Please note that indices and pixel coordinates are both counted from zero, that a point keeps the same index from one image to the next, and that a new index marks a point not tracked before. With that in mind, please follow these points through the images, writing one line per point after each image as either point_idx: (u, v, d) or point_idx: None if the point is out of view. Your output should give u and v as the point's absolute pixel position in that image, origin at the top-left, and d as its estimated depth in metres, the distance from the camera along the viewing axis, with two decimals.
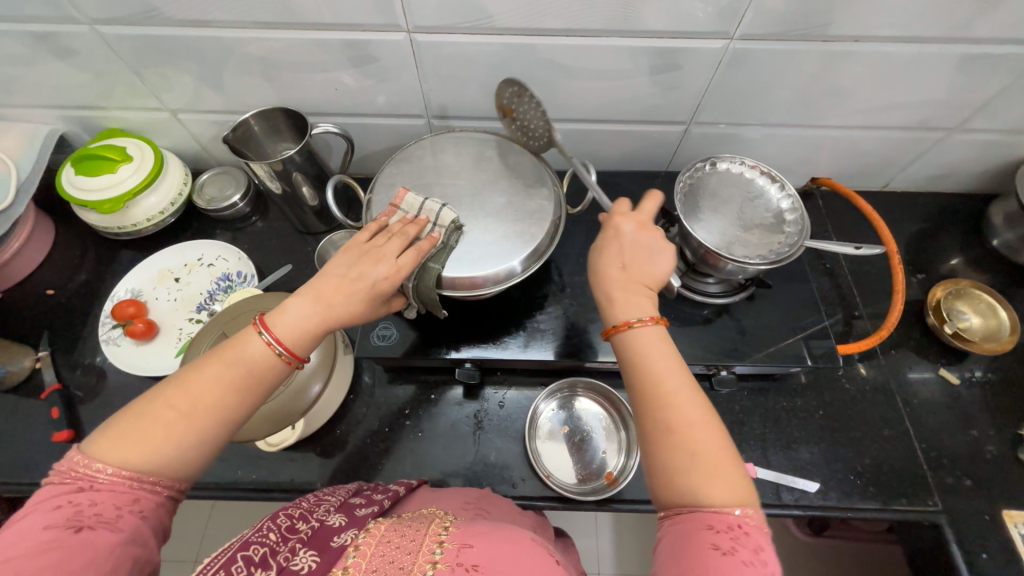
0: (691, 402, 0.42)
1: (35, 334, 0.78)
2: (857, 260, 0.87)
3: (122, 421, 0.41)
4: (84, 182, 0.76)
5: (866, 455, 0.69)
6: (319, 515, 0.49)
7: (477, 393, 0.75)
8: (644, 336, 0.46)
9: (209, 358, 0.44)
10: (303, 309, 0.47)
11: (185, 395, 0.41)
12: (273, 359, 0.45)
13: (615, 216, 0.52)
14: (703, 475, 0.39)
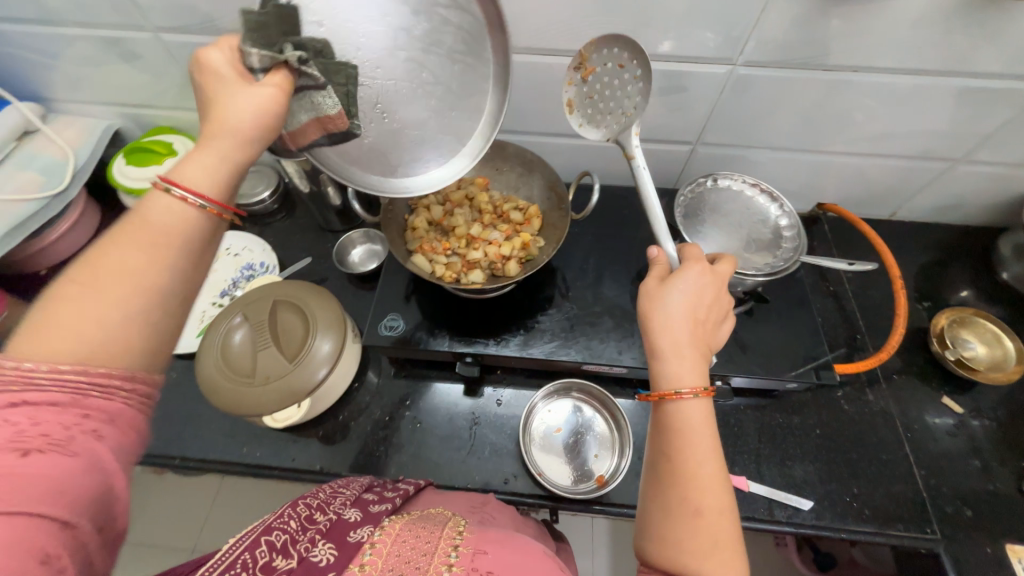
0: (713, 492, 0.43)
1: None
2: (862, 284, 0.87)
3: (38, 319, 0.33)
4: (133, 171, 0.84)
5: (863, 477, 0.68)
6: (334, 508, 0.50)
7: (476, 390, 0.77)
8: (691, 410, 0.46)
9: (115, 231, 0.36)
10: (208, 162, 0.39)
11: (98, 270, 0.34)
12: (193, 214, 0.37)
13: (700, 267, 0.53)
14: (712, 558, 0.41)
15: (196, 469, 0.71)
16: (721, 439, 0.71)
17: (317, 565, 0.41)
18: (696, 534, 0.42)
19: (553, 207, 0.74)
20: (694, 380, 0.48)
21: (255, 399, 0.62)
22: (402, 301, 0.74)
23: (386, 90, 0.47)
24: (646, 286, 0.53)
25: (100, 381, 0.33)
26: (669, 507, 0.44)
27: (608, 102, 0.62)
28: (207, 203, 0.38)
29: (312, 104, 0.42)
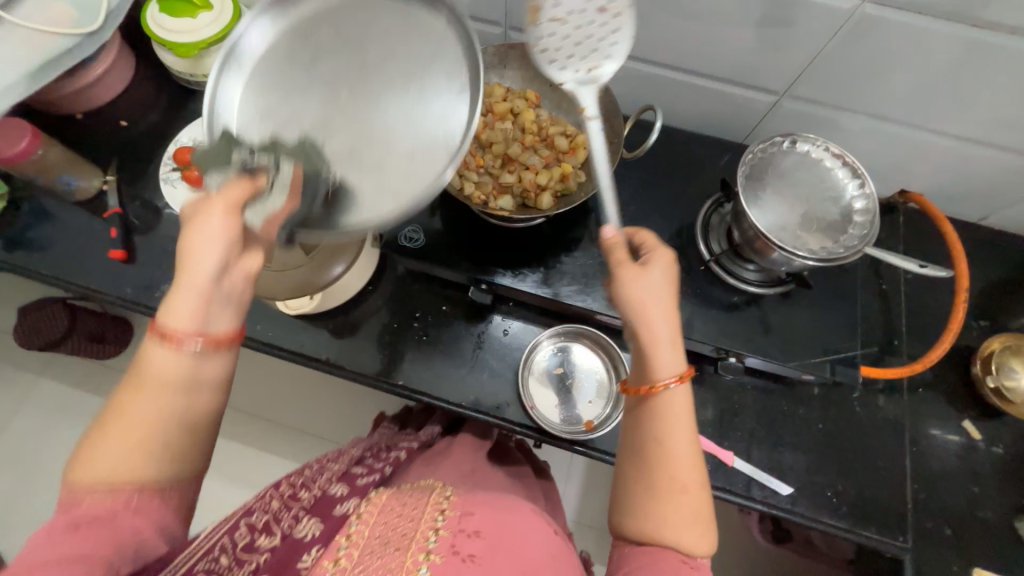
0: (688, 469, 0.47)
1: (105, 158, 0.84)
2: (919, 289, 0.79)
3: (73, 456, 0.38)
4: (167, 22, 0.78)
5: (852, 477, 0.67)
6: (321, 485, 0.58)
7: (486, 317, 0.77)
8: (673, 397, 0.48)
9: (126, 384, 0.39)
10: (189, 298, 0.40)
11: (122, 419, 0.38)
12: (192, 355, 0.40)
13: (660, 255, 0.52)
14: (683, 525, 0.46)
15: None
16: (717, 412, 0.70)
17: (302, 539, 0.48)
18: (672, 509, 0.46)
19: (603, 140, 0.67)
20: (677, 366, 0.49)
21: (269, 284, 0.63)
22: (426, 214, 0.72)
23: (335, 140, 0.55)
24: (620, 273, 0.51)
25: (139, 495, 0.38)
26: (646, 488, 0.47)
27: (573, 42, 0.58)
28: (201, 340, 0.40)
29: (280, 184, 0.45)
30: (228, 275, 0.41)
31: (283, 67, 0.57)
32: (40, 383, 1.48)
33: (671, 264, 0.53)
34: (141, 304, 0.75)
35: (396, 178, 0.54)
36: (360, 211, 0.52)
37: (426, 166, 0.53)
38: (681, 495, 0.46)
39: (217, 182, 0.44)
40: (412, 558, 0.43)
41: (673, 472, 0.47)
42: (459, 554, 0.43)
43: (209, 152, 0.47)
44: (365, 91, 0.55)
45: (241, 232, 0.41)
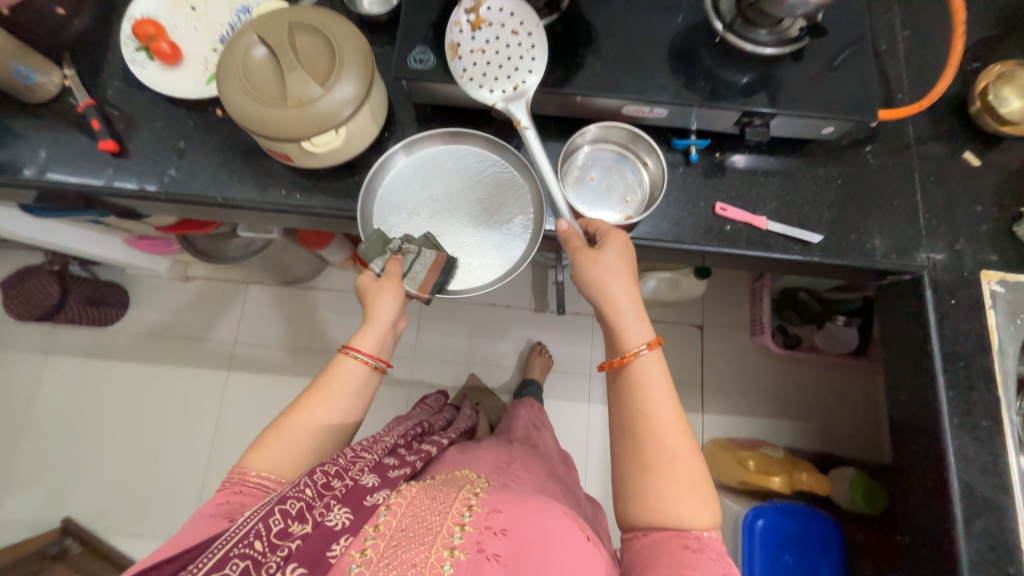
0: (675, 435, 0.55)
1: (53, 53, 0.75)
2: (917, 41, 0.81)
3: (262, 437, 0.61)
4: None
5: (870, 218, 0.74)
6: (354, 474, 0.59)
7: (509, 145, 0.75)
8: (646, 364, 0.57)
9: (315, 389, 0.63)
10: (372, 339, 0.65)
11: (303, 415, 0.61)
12: (363, 372, 0.64)
13: (612, 239, 0.62)
14: (686, 506, 0.53)
15: (242, 208, 0.73)
16: (745, 188, 0.74)
17: (333, 528, 0.51)
18: (669, 478, 0.54)
19: None
20: (645, 336, 0.58)
21: (295, 124, 0.61)
22: (432, 33, 0.68)
23: (448, 236, 0.73)
24: (580, 259, 0.61)
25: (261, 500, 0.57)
26: (638, 464, 0.55)
27: (497, 65, 0.66)
28: (373, 361, 0.65)
29: (423, 262, 0.67)
30: (395, 323, 0.68)
31: (412, 183, 0.73)
32: (54, 362, 1.45)
33: (629, 249, 0.62)
34: (155, 193, 0.72)
35: (491, 257, 0.72)
36: (466, 279, 0.72)
37: (518, 241, 0.72)
38: (675, 465, 0.54)
39: (380, 266, 0.67)
40: (437, 554, 0.50)
41: (663, 441, 0.55)
42: (485, 552, 0.51)
43: (370, 242, 0.66)
44: (459, 204, 0.74)
45: (401, 299, 0.67)
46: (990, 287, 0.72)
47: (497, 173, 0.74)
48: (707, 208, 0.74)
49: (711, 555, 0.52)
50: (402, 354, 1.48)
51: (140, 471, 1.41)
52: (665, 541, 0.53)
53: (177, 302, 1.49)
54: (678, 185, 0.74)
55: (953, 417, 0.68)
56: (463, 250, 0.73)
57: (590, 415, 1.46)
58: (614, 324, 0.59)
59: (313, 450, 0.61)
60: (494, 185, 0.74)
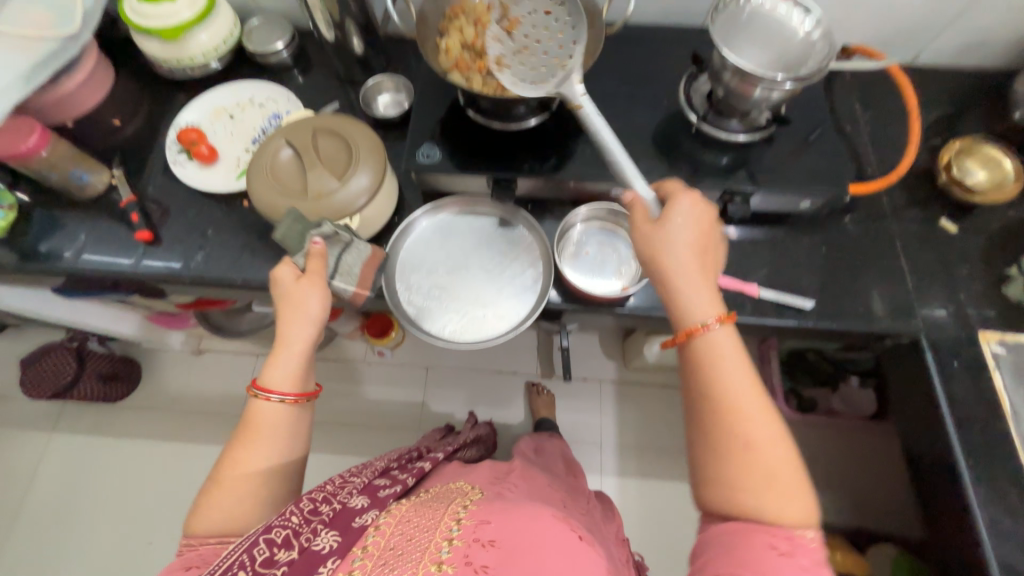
0: (760, 423, 0.50)
1: (106, 158, 0.86)
2: (879, 123, 0.89)
3: (201, 500, 0.57)
4: (144, 9, 0.81)
5: (860, 283, 0.76)
6: (340, 500, 0.61)
7: (510, 222, 0.79)
8: (717, 339, 0.53)
9: (239, 437, 0.60)
10: (287, 363, 0.61)
11: (229, 470, 0.57)
12: (280, 406, 0.60)
13: (676, 197, 0.59)
14: (773, 496, 0.48)
15: (258, 287, 0.77)
16: (734, 257, 0.78)
17: (319, 551, 0.51)
18: (753, 468, 0.49)
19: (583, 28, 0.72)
20: (716, 311, 0.54)
21: (313, 213, 0.67)
22: (439, 132, 0.76)
23: (455, 290, 0.75)
24: (637, 229, 0.59)
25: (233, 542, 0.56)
26: (715, 449, 0.51)
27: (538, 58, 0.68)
28: (289, 396, 0.60)
29: (352, 250, 0.68)
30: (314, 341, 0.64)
31: (419, 244, 0.78)
32: (59, 440, 1.45)
33: (703, 208, 0.59)
34: (181, 276, 0.77)
35: (498, 308, 0.75)
36: (479, 329, 0.73)
37: (523, 294, 0.75)
38: (761, 453, 0.49)
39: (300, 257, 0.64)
40: (425, 569, 0.48)
41: (746, 427, 0.50)
42: (473, 564, 0.49)
43: (284, 232, 0.64)
44: (463, 260, 0.77)
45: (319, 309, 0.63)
46: (990, 347, 0.72)
47: (498, 231, 0.79)
48: None
49: (801, 554, 0.46)
50: (408, 425, 1.46)
51: (130, 558, 1.34)
52: (750, 538, 0.47)
53: (187, 376, 1.51)
54: None
55: (977, 485, 0.65)
56: (470, 304, 0.74)
57: (602, 487, 1.39)
58: (686, 296, 0.55)
59: (259, 494, 0.58)
60: (495, 242, 0.78)
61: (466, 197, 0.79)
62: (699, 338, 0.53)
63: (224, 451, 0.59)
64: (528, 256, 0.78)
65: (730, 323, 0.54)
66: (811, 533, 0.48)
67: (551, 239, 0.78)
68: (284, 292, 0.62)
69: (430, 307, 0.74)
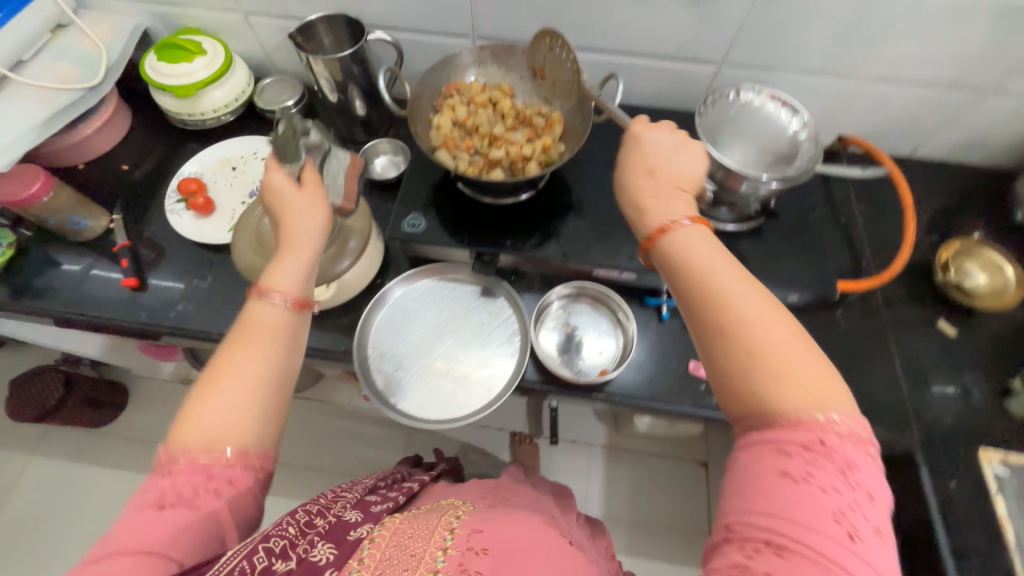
0: (748, 295, 0.42)
1: (109, 202, 0.88)
2: (875, 216, 0.88)
3: (182, 412, 0.44)
4: (164, 68, 0.86)
5: (851, 385, 0.73)
6: (335, 512, 0.60)
7: (492, 293, 0.79)
8: (683, 235, 0.47)
9: (236, 345, 0.47)
10: (291, 269, 0.51)
11: (222, 369, 0.45)
12: (285, 313, 0.49)
13: (636, 126, 0.55)
14: (777, 384, 0.39)
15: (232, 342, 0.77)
16: None
17: (317, 562, 0.49)
18: (751, 353, 0.40)
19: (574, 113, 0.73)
20: (685, 213, 0.49)
21: None
22: (425, 202, 0.78)
23: (427, 364, 0.74)
24: (620, 159, 0.55)
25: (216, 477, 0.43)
26: (704, 347, 0.43)
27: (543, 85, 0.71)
28: (290, 299, 0.49)
29: (336, 159, 0.65)
30: (319, 237, 0.55)
31: (394, 313, 0.77)
32: (37, 462, 1.43)
33: (673, 130, 0.55)
34: (160, 325, 0.78)
35: (469, 385, 0.73)
36: (448, 408, 0.71)
37: (493, 371, 0.74)
38: (758, 338, 0.41)
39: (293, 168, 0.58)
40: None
41: (733, 309, 0.42)
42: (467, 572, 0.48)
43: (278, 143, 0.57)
44: (438, 332, 0.76)
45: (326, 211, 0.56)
46: (993, 468, 0.67)
47: (477, 303, 0.78)
48: (680, 365, 0.75)
49: (824, 476, 0.36)
50: None
51: None
52: (760, 463, 0.38)
53: (170, 406, 1.49)
54: (651, 342, 0.76)
55: None
56: (441, 379, 0.73)
57: None
58: (648, 203, 0.51)
59: (251, 408, 0.45)
60: (473, 314, 0.77)
61: (446, 267, 0.79)
62: (665, 238, 0.47)
63: (220, 348, 0.47)
64: (505, 332, 0.76)
65: (705, 226, 0.48)
66: (837, 420, 0.38)
67: (530, 316, 0.77)
68: (279, 194, 0.55)
69: (399, 380, 0.72)
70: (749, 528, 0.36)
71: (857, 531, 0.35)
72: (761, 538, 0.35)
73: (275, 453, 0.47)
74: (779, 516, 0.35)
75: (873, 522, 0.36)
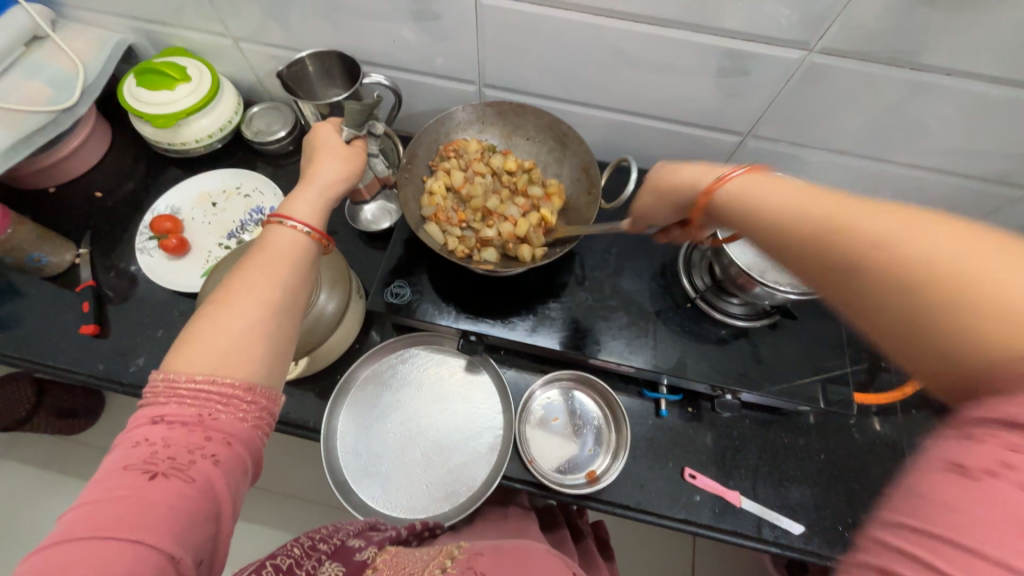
0: (881, 225, 0.35)
1: (79, 233, 0.83)
2: None
3: (187, 333, 0.42)
4: (143, 94, 0.79)
5: (860, 508, 0.67)
6: (339, 537, 0.52)
7: (478, 370, 0.73)
8: (748, 183, 0.43)
9: (247, 264, 0.46)
10: (310, 200, 0.52)
11: (231, 290, 0.44)
12: (304, 238, 0.50)
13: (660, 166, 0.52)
14: (987, 313, 0.30)
15: None
16: (720, 451, 0.70)
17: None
18: (930, 290, 0.32)
19: (581, 190, 0.71)
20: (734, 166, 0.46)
21: None
22: (411, 269, 0.71)
23: (399, 448, 0.69)
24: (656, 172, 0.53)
25: (223, 394, 0.40)
26: (868, 301, 0.36)
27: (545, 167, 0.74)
28: (309, 227, 0.50)
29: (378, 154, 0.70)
30: (338, 184, 0.56)
31: (371, 387, 0.72)
32: None
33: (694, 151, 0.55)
34: (118, 381, 0.73)
35: (442, 477, 0.67)
36: (415, 501, 0.66)
37: (467, 470, 0.68)
38: (918, 262, 0.33)
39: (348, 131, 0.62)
40: None
41: (858, 237, 0.35)
42: None
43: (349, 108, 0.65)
44: (416, 413, 0.71)
45: (356, 165, 0.58)
46: None
47: (460, 383, 0.73)
48: (675, 471, 0.69)
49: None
50: None
51: None
52: (927, 454, 0.29)
53: None
54: (645, 441, 0.70)
55: None
56: (413, 468, 0.68)
57: None
58: (684, 182, 0.48)
59: (261, 333, 0.43)
60: (456, 394, 0.72)
61: (431, 342, 0.74)
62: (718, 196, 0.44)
63: (214, 290, 0.45)
64: (487, 420, 0.70)
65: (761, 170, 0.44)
66: None
67: (514, 404, 0.71)
68: (311, 148, 0.58)
69: (367, 465, 0.68)
70: (884, 541, 0.28)
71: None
72: (903, 546, 0.27)
73: (282, 397, 0.46)
74: (931, 530, 0.26)
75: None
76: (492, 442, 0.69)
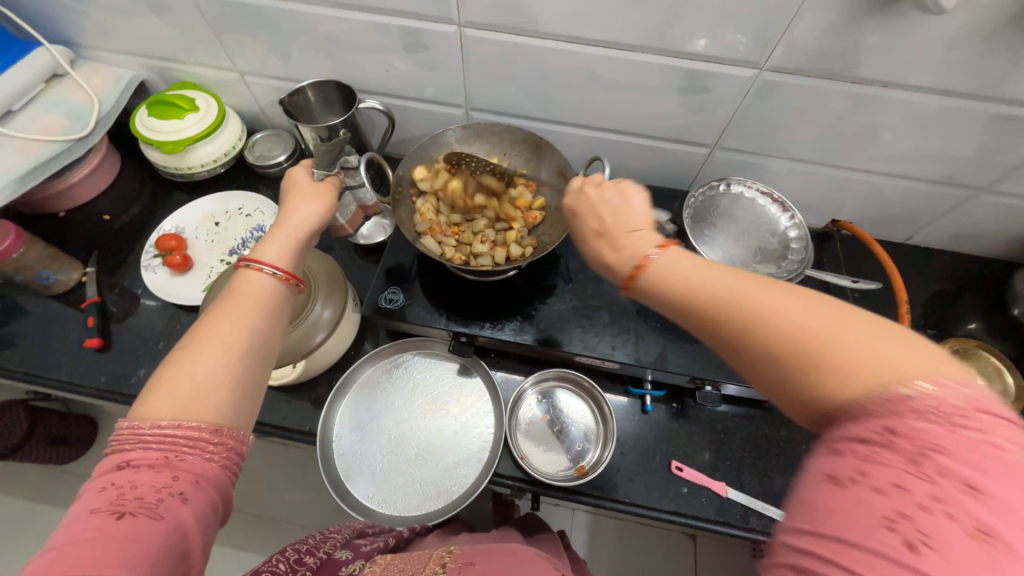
0: (766, 294, 0.38)
1: (86, 253, 0.87)
2: (868, 304, 0.85)
3: (154, 378, 0.43)
4: (154, 123, 0.85)
5: None
6: (325, 548, 0.57)
7: (469, 372, 0.76)
8: (661, 261, 0.46)
9: (216, 311, 0.47)
10: (278, 242, 0.55)
11: (198, 336, 0.45)
12: (272, 281, 0.51)
13: (588, 184, 0.55)
14: (854, 374, 0.33)
15: None
16: (705, 443, 0.72)
17: None
18: (804, 353, 0.35)
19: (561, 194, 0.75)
20: (650, 239, 0.49)
21: None
22: (404, 277, 0.75)
23: (392, 450, 0.70)
24: (578, 220, 0.56)
25: (191, 435, 0.42)
26: (759, 365, 0.38)
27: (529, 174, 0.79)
28: (272, 268, 0.52)
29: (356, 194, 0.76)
30: (305, 221, 0.58)
31: (366, 392, 0.74)
32: None
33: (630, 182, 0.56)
34: (118, 394, 0.75)
35: (434, 480, 0.69)
36: (405, 501, 0.67)
37: (459, 470, 0.69)
38: (795, 331, 0.36)
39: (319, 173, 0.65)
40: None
41: (743, 308, 0.38)
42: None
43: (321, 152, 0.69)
44: (410, 416, 0.73)
45: (328, 205, 0.61)
46: None
47: (455, 384, 0.75)
48: (662, 465, 0.71)
49: (882, 471, 0.29)
50: None
51: None
52: (810, 468, 0.33)
53: None
54: (632, 437, 0.72)
55: None
56: (405, 470, 0.69)
57: None
58: (610, 243, 0.51)
59: (227, 377, 0.44)
60: (448, 401, 0.74)
61: (425, 346, 0.77)
62: (639, 273, 0.46)
63: (184, 335, 0.46)
64: (480, 419, 0.73)
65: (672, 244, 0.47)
66: (930, 392, 0.30)
67: (504, 405, 0.73)
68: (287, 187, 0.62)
69: (360, 469, 0.69)
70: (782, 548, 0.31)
71: (927, 538, 0.26)
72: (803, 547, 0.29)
73: (252, 435, 0.47)
74: (816, 534, 0.29)
75: (975, 520, 0.27)
76: (483, 443, 0.71)
